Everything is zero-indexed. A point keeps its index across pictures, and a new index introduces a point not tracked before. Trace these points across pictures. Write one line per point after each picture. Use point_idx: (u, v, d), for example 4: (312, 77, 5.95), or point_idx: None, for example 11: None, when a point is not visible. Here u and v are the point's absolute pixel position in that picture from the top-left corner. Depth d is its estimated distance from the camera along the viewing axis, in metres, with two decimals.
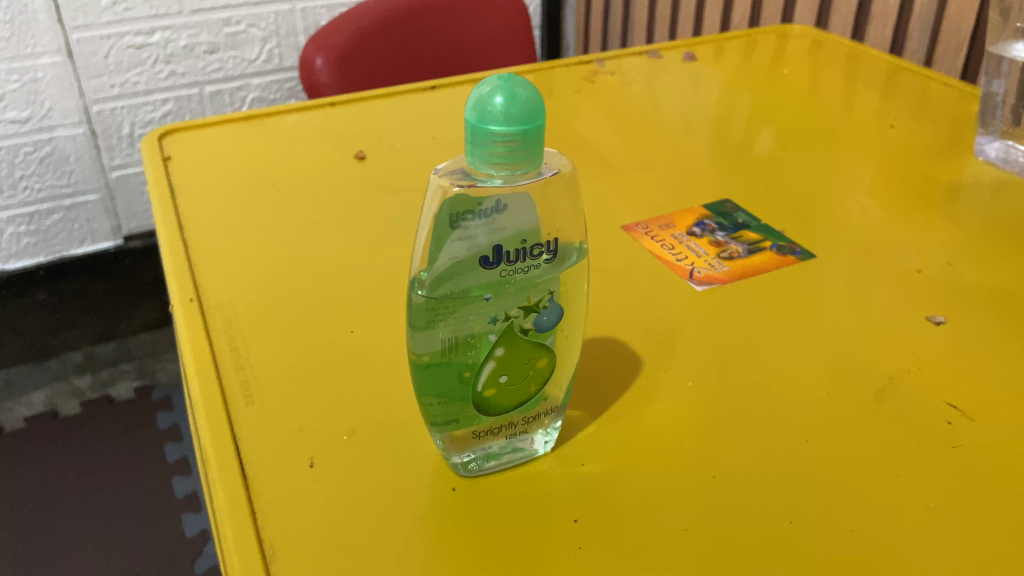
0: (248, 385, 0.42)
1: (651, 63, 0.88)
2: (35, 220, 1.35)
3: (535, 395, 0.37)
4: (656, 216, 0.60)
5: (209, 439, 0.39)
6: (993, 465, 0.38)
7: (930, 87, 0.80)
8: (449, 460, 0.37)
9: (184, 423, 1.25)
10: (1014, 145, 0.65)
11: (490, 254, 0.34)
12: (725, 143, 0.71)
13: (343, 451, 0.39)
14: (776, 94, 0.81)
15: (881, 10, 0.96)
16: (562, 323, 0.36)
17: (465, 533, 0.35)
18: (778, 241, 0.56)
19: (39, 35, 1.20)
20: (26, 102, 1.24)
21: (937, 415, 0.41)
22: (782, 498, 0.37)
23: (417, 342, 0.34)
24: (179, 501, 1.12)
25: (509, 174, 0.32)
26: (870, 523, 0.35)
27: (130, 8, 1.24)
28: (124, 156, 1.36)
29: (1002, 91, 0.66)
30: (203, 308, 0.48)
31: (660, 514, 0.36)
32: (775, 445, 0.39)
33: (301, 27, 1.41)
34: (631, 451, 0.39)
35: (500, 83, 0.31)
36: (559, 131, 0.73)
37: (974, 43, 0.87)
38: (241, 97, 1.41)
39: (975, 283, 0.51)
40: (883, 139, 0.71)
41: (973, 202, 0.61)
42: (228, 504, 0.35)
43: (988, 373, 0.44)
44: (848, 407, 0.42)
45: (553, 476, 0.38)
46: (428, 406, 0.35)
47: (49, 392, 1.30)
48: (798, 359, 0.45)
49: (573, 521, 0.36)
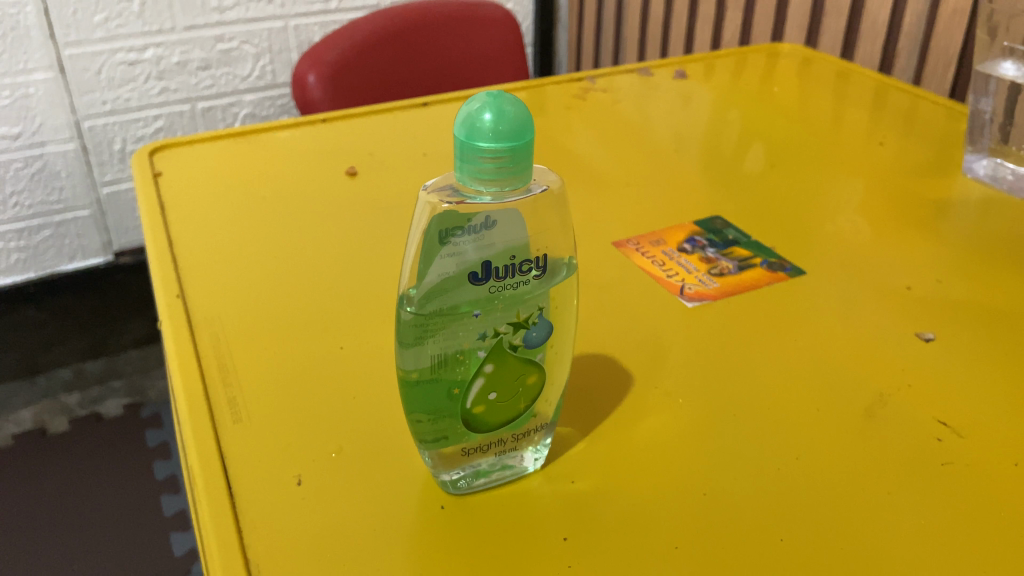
0: (235, 402, 0.42)
1: (641, 81, 0.89)
2: (25, 236, 1.34)
3: (524, 411, 0.36)
4: (647, 232, 0.60)
5: (196, 456, 0.38)
6: (984, 482, 0.38)
7: (918, 105, 0.81)
8: (438, 477, 0.37)
9: (173, 440, 1.24)
10: (1002, 163, 0.66)
11: (478, 270, 0.33)
12: (716, 160, 0.71)
13: (331, 469, 0.38)
14: (767, 112, 0.81)
15: (869, 29, 0.97)
16: (551, 339, 0.36)
17: (453, 552, 0.34)
18: (769, 258, 0.56)
19: (31, 51, 1.20)
20: (17, 118, 1.24)
21: (927, 432, 0.41)
22: (772, 515, 0.36)
23: (406, 359, 0.34)
24: (167, 520, 1.11)
25: (498, 191, 0.32)
26: (860, 541, 0.35)
27: (123, 25, 1.25)
28: (116, 172, 1.36)
29: (989, 110, 0.67)
30: (191, 323, 0.48)
31: (649, 532, 0.36)
32: (764, 462, 0.39)
33: (295, 44, 1.41)
34: (619, 469, 0.39)
35: (488, 100, 0.31)
36: (550, 148, 0.73)
37: (962, 61, 0.88)
38: (233, 113, 1.41)
39: (965, 299, 0.52)
40: (871, 156, 0.71)
41: (961, 220, 0.61)
42: (215, 523, 0.35)
43: (977, 390, 0.44)
44: (838, 424, 0.42)
45: (543, 493, 0.37)
46: (417, 423, 0.35)
47: (38, 409, 1.29)
48: (788, 375, 0.45)
49: (563, 539, 0.35)
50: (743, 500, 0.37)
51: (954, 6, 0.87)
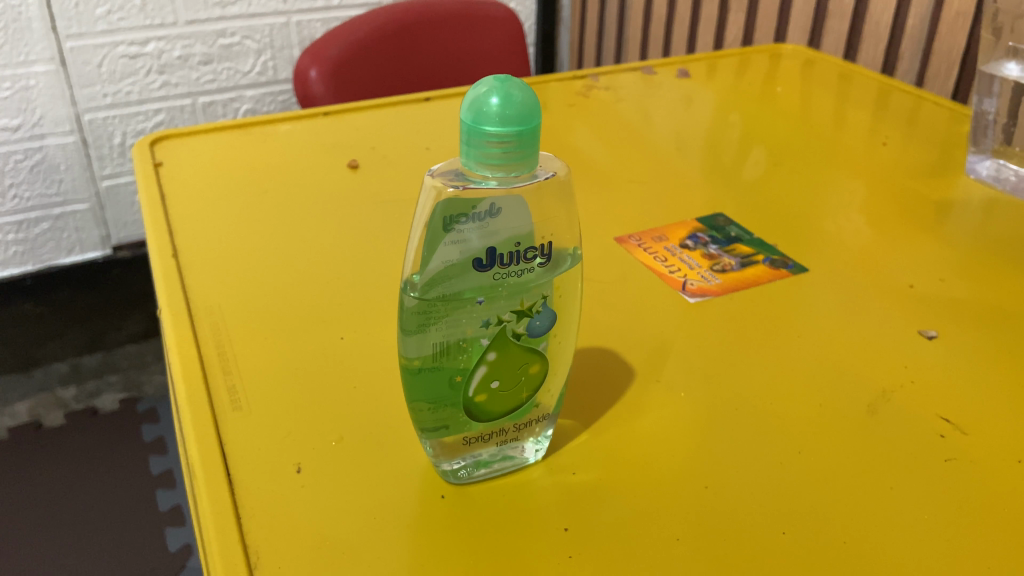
0: (234, 390, 0.42)
1: (644, 80, 0.89)
2: (23, 228, 1.33)
3: (526, 402, 0.36)
4: (649, 229, 0.60)
5: (195, 443, 0.38)
6: (984, 478, 0.38)
7: (921, 106, 0.81)
8: (439, 467, 0.37)
9: (170, 436, 1.23)
10: (1005, 164, 0.66)
11: (483, 256, 0.33)
12: (717, 159, 0.71)
13: (331, 457, 0.38)
14: (770, 112, 0.81)
15: (872, 32, 0.97)
16: (555, 328, 0.36)
17: (453, 540, 0.34)
18: (771, 255, 0.56)
19: (32, 43, 1.20)
20: (17, 110, 1.23)
21: (930, 428, 0.41)
22: (774, 509, 0.36)
23: (408, 346, 0.33)
24: (162, 515, 1.10)
25: (504, 176, 0.32)
26: (862, 535, 0.35)
27: (125, 18, 1.24)
28: (116, 166, 1.35)
29: (993, 110, 0.67)
30: (191, 313, 0.48)
31: (651, 525, 0.35)
32: (767, 457, 0.39)
33: (296, 40, 1.41)
34: (620, 462, 0.39)
35: (496, 84, 0.31)
36: (552, 145, 0.73)
37: (965, 64, 0.88)
38: (234, 108, 1.41)
39: (966, 298, 0.52)
40: (874, 157, 0.71)
41: (964, 220, 0.61)
42: (212, 509, 0.35)
43: (980, 389, 0.44)
44: (840, 420, 0.42)
45: (544, 484, 0.37)
46: (418, 412, 0.35)
47: (32, 403, 1.29)
48: (790, 371, 0.45)
49: (564, 530, 0.35)
50: (745, 495, 0.37)
51: (957, 9, 0.87)
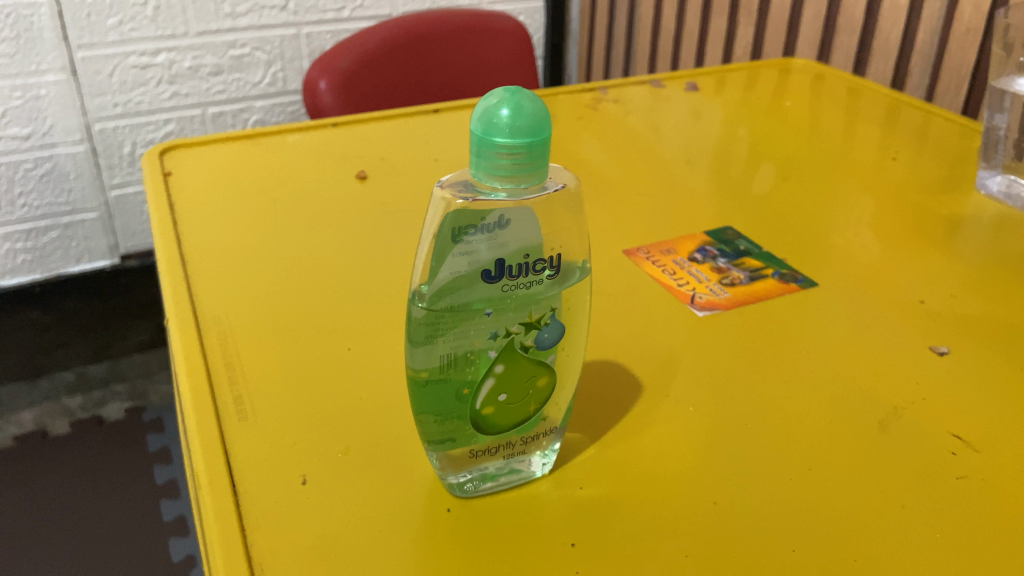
0: (241, 400, 0.42)
1: (653, 93, 0.89)
2: (33, 237, 1.34)
3: (534, 414, 0.36)
4: (657, 242, 0.60)
5: (200, 454, 0.38)
6: (998, 497, 0.38)
7: (930, 121, 0.81)
8: (446, 480, 0.36)
9: (174, 445, 1.23)
10: (1016, 180, 0.65)
11: (491, 268, 0.33)
12: (726, 173, 0.71)
13: (336, 468, 0.38)
14: (778, 126, 0.81)
15: (882, 46, 0.97)
16: (563, 340, 0.36)
17: (458, 556, 0.34)
18: (780, 269, 0.56)
19: (44, 52, 1.21)
20: (28, 119, 1.24)
21: (941, 445, 0.41)
22: (781, 527, 0.36)
23: (416, 358, 0.33)
24: (166, 525, 1.10)
25: (514, 187, 0.32)
26: (871, 553, 0.35)
27: (136, 29, 1.25)
28: (125, 175, 1.36)
29: (1005, 126, 0.66)
30: (198, 322, 0.48)
31: (659, 543, 0.35)
32: (777, 472, 0.39)
33: (306, 52, 1.42)
34: (628, 477, 0.38)
35: (506, 96, 0.31)
36: (559, 156, 0.73)
37: (975, 79, 0.88)
38: (243, 118, 1.42)
39: (977, 314, 0.51)
40: (882, 172, 0.71)
41: (974, 236, 0.61)
42: (216, 519, 0.34)
43: (993, 407, 0.43)
44: (850, 436, 0.41)
45: (552, 498, 0.37)
46: (425, 424, 0.34)
47: (39, 411, 1.30)
48: (798, 387, 0.45)
49: (571, 545, 0.35)
50: (754, 512, 0.36)
51: (967, 24, 0.87)
